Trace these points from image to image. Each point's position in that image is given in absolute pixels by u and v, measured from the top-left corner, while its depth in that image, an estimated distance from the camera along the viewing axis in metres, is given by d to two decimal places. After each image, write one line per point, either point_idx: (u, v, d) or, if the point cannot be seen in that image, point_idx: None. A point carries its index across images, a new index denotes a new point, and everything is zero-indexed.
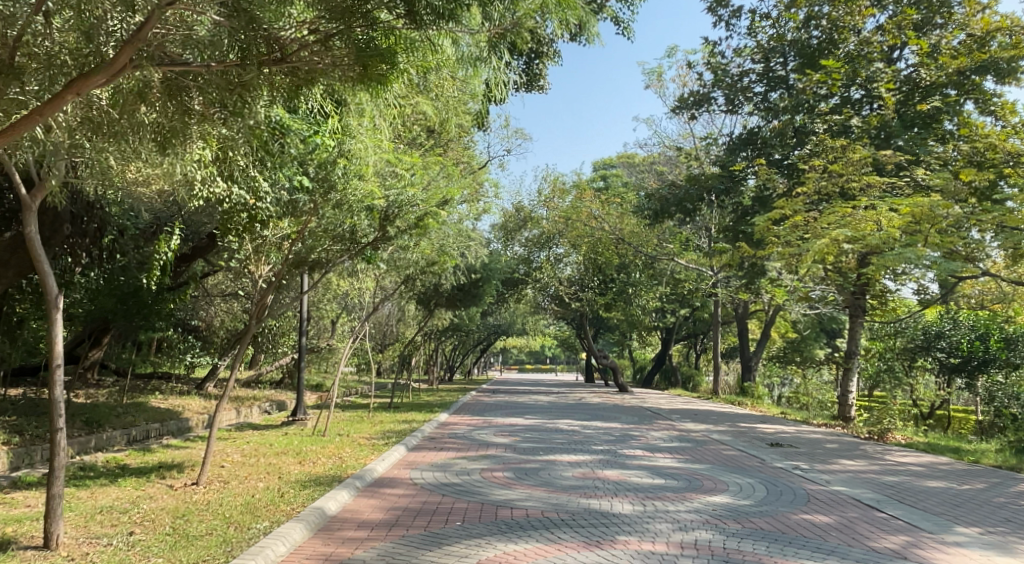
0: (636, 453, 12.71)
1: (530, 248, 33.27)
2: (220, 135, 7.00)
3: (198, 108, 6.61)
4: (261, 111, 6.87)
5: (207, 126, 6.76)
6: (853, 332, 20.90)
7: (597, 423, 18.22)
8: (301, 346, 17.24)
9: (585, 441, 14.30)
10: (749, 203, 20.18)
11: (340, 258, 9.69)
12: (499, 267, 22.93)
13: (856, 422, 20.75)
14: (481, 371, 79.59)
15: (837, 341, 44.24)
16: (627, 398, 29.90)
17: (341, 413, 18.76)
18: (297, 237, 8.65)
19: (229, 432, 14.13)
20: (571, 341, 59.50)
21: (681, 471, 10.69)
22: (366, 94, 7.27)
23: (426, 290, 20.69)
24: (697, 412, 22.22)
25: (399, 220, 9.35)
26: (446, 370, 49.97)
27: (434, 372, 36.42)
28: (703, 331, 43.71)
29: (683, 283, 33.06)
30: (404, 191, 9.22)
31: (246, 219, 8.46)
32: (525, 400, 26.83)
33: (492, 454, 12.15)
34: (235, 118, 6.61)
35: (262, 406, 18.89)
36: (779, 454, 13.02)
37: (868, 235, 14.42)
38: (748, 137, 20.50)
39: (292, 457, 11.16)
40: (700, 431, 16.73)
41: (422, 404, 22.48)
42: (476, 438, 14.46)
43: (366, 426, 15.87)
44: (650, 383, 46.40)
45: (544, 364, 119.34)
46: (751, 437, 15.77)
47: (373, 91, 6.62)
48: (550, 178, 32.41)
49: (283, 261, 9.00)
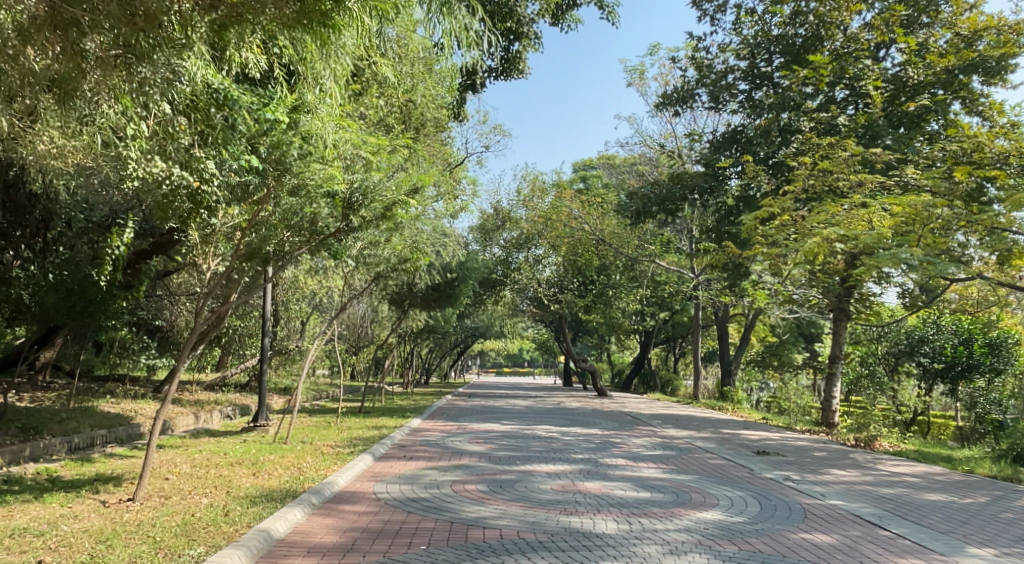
0: (617, 462, 11.96)
1: (508, 248, 32.52)
2: (132, 88, 6.00)
3: (94, 50, 5.54)
4: (180, 61, 6.06)
5: (111, 73, 5.78)
6: (837, 336, 20.35)
7: (576, 429, 17.51)
8: (265, 348, 16.35)
9: (563, 449, 13.54)
10: (733, 202, 19.46)
11: (299, 252, 8.77)
12: (476, 267, 22.12)
13: (839, 428, 20.20)
14: (458, 374, 78.74)
15: (816, 345, 43.84)
16: (605, 402, 29.27)
17: (307, 418, 17.91)
18: (249, 225, 7.79)
19: (182, 440, 13.30)
20: (550, 344, 58.83)
21: (667, 482, 9.96)
22: (316, 54, 6.41)
23: (399, 290, 19.86)
24: (678, 417, 21.61)
25: (364, 209, 8.45)
26: (422, 373, 49.17)
27: (409, 375, 35.60)
28: (682, 334, 43.19)
29: (663, 286, 32.46)
30: (370, 176, 8.38)
31: (191, 204, 7.54)
32: (501, 405, 26.09)
33: (464, 463, 11.38)
34: (141, 61, 5.77)
35: (222, 411, 18.02)
36: (767, 464, 12.35)
37: (860, 237, 13.60)
38: (733, 135, 19.49)
39: (247, 468, 10.36)
40: (683, 438, 16.07)
41: (394, 409, 21.63)
42: (449, 446, 13.64)
43: (332, 433, 15.02)
44: (628, 387, 45.81)
45: (522, 367, 118.65)
46: (736, 444, 15.10)
47: (320, 37, 5.77)
48: (528, 177, 31.74)
49: (234, 254, 8.21)
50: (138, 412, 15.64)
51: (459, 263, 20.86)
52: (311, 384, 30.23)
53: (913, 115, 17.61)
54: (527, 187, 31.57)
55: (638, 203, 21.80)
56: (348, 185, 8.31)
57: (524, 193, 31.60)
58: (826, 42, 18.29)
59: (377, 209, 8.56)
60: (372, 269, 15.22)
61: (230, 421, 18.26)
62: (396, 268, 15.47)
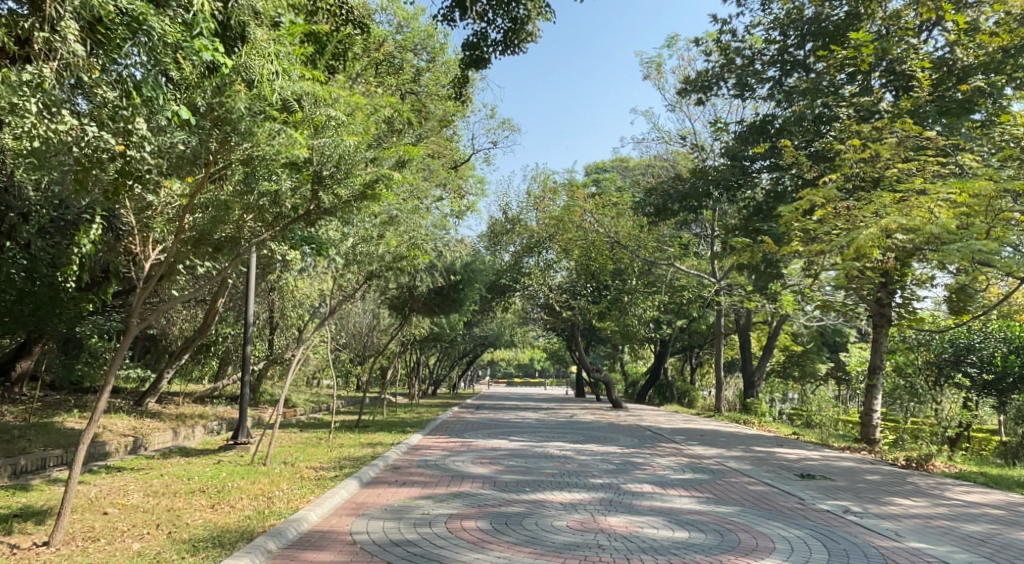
0: (642, 489, 10.31)
1: (518, 253, 30.93)
2: None
3: None
4: None
5: None
6: (876, 344, 18.70)
7: (593, 446, 15.88)
8: (250, 355, 14.21)
9: (579, 472, 11.88)
10: (763, 198, 17.78)
11: (256, 235, 7.37)
12: (483, 270, 20.48)
13: (881, 444, 18.42)
14: (467, 384, 77.48)
15: (840, 355, 42.01)
16: (622, 415, 27.59)
17: (297, 434, 16.36)
18: (190, 203, 6.27)
19: (148, 462, 11.79)
20: (562, 354, 57.23)
21: (705, 517, 8.31)
22: None
23: (399, 293, 18.33)
24: (701, 433, 19.95)
25: (339, 185, 6.91)
26: (430, 384, 47.66)
27: (416, 386, 34.12)
28: (700, 343, 41.46)
29: (680, 292, 30.80)
30: (342, 141, 6.77)
31: (115, 175, 6.08)
32: (511, 418, 24.49)
33: (465, 491, 9.78)
34: None
35: (205, 427, 16.53)
36: (817, 491, 10.63)
37: (922, 227, 11.70)
38: (762, 125, 17.69)
39: (209, 499, 8.81)
40: (712, 458, 14.37)
41: (394, 423, 20.04)
42: (449, 467, 11.99)
43: (320, 451, 13.43)
44: (643, 399, 44.10)
45: (533, 377, 116.97)
46: (774, 465, 13.40)
47: None
48: (539, 177, 30.28)
49: (175, 241, 6.69)
50: (107, 429, 14.14)
51: (465, 265, 19.25)
52: (310, 395, 28.72)
53: (964, 101, 15.46)
54: (538, 188, 30.02)
55: (657, 200, 20.24)
56: (318, 155, 6.83)
57: (535, 195, 30.01)
58: (866, 21, 16.52)
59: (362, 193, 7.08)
60: (364, 268, 13.59)
61: (215, 437, 16.76)
62: (389, 267, 13.79)
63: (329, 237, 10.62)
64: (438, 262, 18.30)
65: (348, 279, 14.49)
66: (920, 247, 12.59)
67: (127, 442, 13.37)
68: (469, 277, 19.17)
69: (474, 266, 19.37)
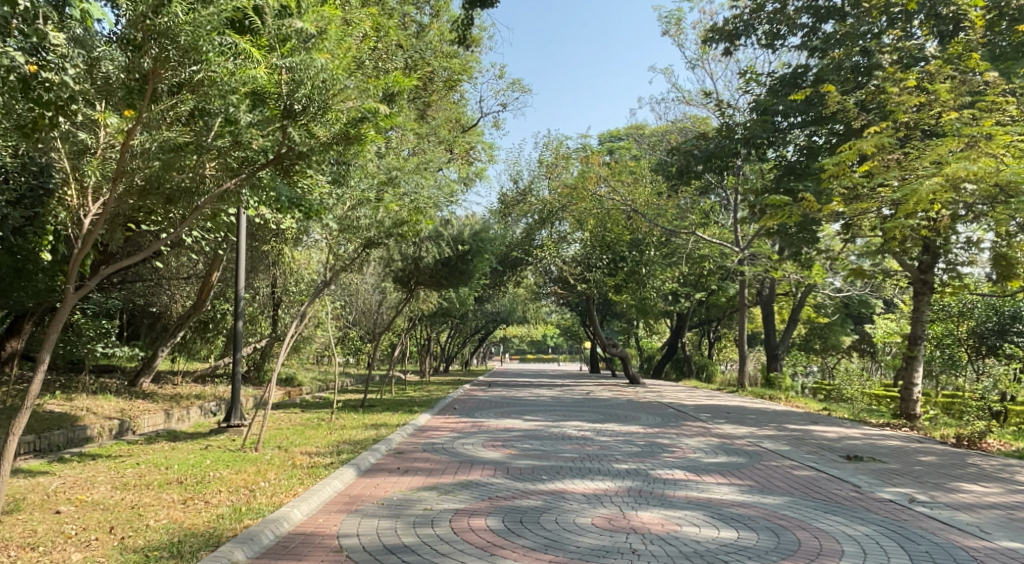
0: (674, 475, 9.15)
1: (531, 225, 29.60)
2: None
3: None
4: None
5: None
6: (917, 314, 17.74)
7: (614, 426, 14.77)
8: (239, 332, 12.79)
9: (601, 456, 10.73)
10: (797, 157, 16.77)
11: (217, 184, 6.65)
12: (493, 241, 19.28)
13: (922, 420, 17.40)
14: (480, 361, 76.86)
15: (864, 327, 40.71)
16: (641, 391, 26.50)
17: (298, 414, 15.35)
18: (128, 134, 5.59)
19: (129, 448, 10.78)
20: (576, 329, 56.05)
21: (751, 511, 7.16)
22: None
23: (404, 263, 17.21)
24: (727, 409, 18.77)
25: (310, 120, 6.58)
26: (441, 361, 46.59)
27: (427, 363, 33.13)
28: (718, 316, 40.26)
29: (700, 263, 29.47)
30: (312, 58, 6.36)
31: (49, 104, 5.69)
32: (525, 396, 23.43)
33: (476, 480, 8.66)
34: None
35: (202, 407, 15.56)
36: (871, 476, 9.44)
37: (992, 175, 10.43)
38: (795, 78, 16.56)
39: (184, 493, 7.73)
40: (744, 438, 13.20)
41: (403, 402, 19.04)
42: (458, 452, 10.87)
43: (317, 434, 12.35)
44: (660, 373, 43.05)
45: (546, 353, 116.12)
46: (814, 446, 12.21)
47: None
48: (551, 144, 28.98)
49: (113, 187, 5.80)
50: (91, 411, 13.07)
51: (473, 234, 18.03)
52: (316, 374, 27.71)
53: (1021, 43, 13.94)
54: (550, 156, 28.70)
55: (680, 159, 19.07)
56: (287, 84, 6.46)
57: (547, 163, 28.68)
58: None
59: (352, 132, 6.78)
60: (359, 235, 12.33)
61: (212, 418, 15.77)
62: (390, 234, 12.55)
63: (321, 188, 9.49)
64: (445, 231, 17.10)
65: (345, 248, 13.29)
66: (982, 198, 11.35)
67: (112, 425, 12.36)
68: (478, 246, 17.93)
69: (483, 235, 18.14)
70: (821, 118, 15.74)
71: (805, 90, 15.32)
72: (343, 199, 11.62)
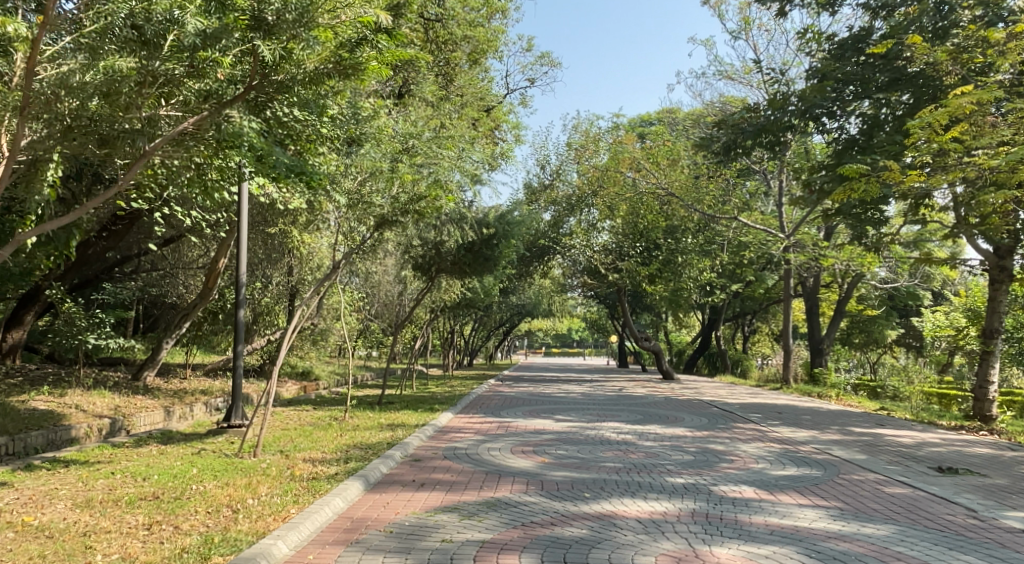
0: (743, 495, 7.66)
1: (559, 212, 28.12)
2: None
3: None
4: None
5: None
6: (994, 305, 16.70)
7: (657, 428, 13.28)
8: (241, 322, 11.28)
9: (650, 467, 9.24)
10: (860, 132, 15.57)
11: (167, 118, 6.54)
12: (521, 226, 17.90)
13: (998, 422, 16.16)
14: (505, 354, 75.68)
15: (910, 321, 38.73)
16: (677, 387, 24.98)
17: (310, 412, 14.08)
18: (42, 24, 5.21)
19: (113, 452, 9.46)
20: (602, 322, 54.46)
21: (857, 548, 5.70)
22: None
23: (426, 250, 15.94)
24: (777, 409, 17.18)
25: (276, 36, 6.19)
26: (466, 355, 45.26)
27: (451, 356, 31.80)
28: (754, 309, 38.53)
29: (741, 253, 27.83)
30: None
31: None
32: (555, 392, 22.03)
33: (507, 499, 7.22)
34: None
35: (208, 404, 14.32)
36: (981, 498, 7.95)
37: None
38: (861, 40, 15.83)
39: (153, 515, 6.33)
40: (809, 446, 11.65)
41: (425, 398, 17.74)
42: (484, 460, 9.42)
43: (326, 437, 10.96)
44: (692, 368, 41.42)
45: (571, 347, 114.48)
46: (894, 457, 10.70)
47: None
48: (581, 126, 27.53)
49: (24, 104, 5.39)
50: (80, 409, 11.77)
51: (499, 218, 16.61)
52: (335, 368, 26.48)
53: None
54: (579, 139, 27.25)
55: (728, 134, 17.77)
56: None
57: (576, 147, 27.24)
58: None
59: (346, 69, 6.61)
60: (370, 213, 11.09)
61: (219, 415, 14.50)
62: (407, 212, 11.32)
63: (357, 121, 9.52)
64: (470, 213, 15.78)
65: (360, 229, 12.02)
66: None
67: (101, 424, 11.08)
68: (506, 230, 16.49)
69: (510, 219, 16.71)
70: (897, 82, 14.89)
71: (886, 41, 14.10)
72: (353, 171, 10.62)
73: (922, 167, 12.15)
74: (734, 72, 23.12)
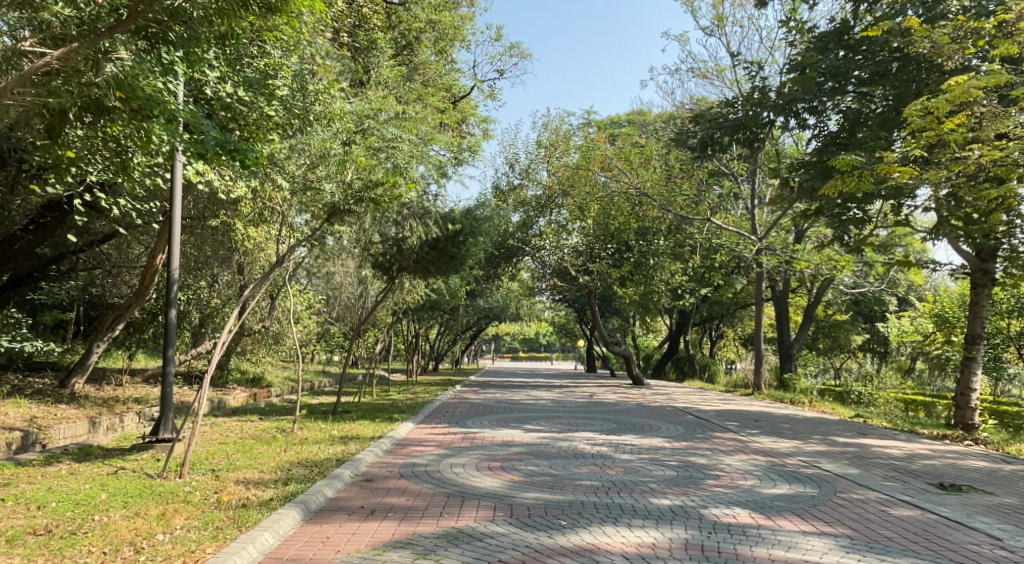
0: (739, 520, 6.74)
1: (527, 213, 27.16)
2: None
3: None
4: None
5: None
6: (975, 309, 16.09)
7: (632, 439, 12.32)
8: (172, 323, 10.10)
9: (631, 486, 8.25)
10: (841, 127, 14.88)
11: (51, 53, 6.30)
12: (489, 224, 16.86)
13: (980, 431, 15.55)
14: (472, 359, 74.57)
15: (877, 327, 38.47)
16: (647, 394, 24.16)
17: (256, 423, 12.86)
18: None
19: (14, 472, 8.19)
20: (569, 326, 53.63)
21: None
22: None
23: (386, 247, 14.84)
24: (754, 417, 16.37)
25: None
26: (430, 360, 44.07)
27: (414, 361, 30.61)
28: (723, 314, 38.00)
29: (711, 256, 27.13)
30: None
31: None
32: (523, 399, 21.03)
33: (472, 529, 6.18)
34: None
35: (143, 413, 13.05)
36: (1000, 522, 7.14)
37: None
38: (844, 32, 15.23)
39: (33, 558, 5.16)
40: (796, 458, 10.78)
41: (384, 407, 16.61)
42: (446, 480, 8.36)
43: (268, 452, 9.79)
44: (660, 373, 40.77)
45: (537, 352, 113.77)
46: (890, 472, 9.87)
47: None
48: (549, 123, 26.66)
49: None
50: None
51: (465, 213, 15.54)
52: (290, 374, 25.15)
53: None
54: (549, 137, 26.53)
55: (705, 128, 17.05)
56: None
57: (545, 147, 26.37)
58: None
59: None
60: (318, 200, 10.14)
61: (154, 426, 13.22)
62: (362, 200, 10.28)
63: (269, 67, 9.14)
64: (433, 208, 14.71)
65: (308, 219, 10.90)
66: None
67: (9, 437, 9.77)
68: (472, 227, 15.44)
69: (476, 215, 15.65)
70: (880, 77, 14.29)
71: (881, 23, 13.40)
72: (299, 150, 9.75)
73: (912, 160, 11.47)
74: (707, 70, 22.44)
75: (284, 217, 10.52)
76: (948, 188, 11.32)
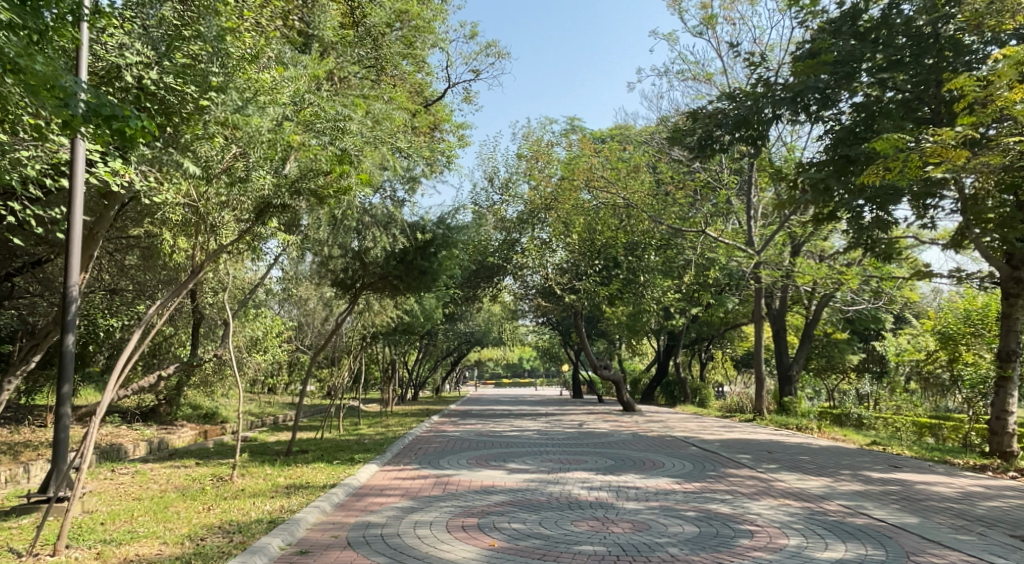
0: None
1: (509, 229, 25.38)
2: None
3: None
4: None
5: None
6: (1008, 322, 14.40)
7: (635, 480, 10.45)
8: (68, 353, 8.14)
9: (647, 553, 6.38)
10: (854, 118, 13.28)
11: None
12: (467, 234, 14.99)
13: (1020, 459, 13.80)
14: (452, 385, 72.49)
15: (873, 346, 36.83)
16: (639, 422, 22.33)
17: (190, 471, 10.90)
18: None
19: None
20: (554, 350, 51.83)
21: None
22: None
23: (348, 260, 13.00)
24: (766, 448, 14.53)
25: None
26: (409, 388, 42.00)
27: (390, 390, 28.65)
28: (714, 334, 36.35)
29: (703, 273, 25.48)
30: None
31: None
32: (506, 430, 19.10)
33: None
34: None
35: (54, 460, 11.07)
36: None
37: None
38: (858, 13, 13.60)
39: None
40: (835, 503, 8.92)
41: (347, 444, 14.66)
42: (405, 550, 6.47)
43: (187, 513, 7.85)
44: (649, 398, 38.94)
45: (520, 377, 111.65)
46: (956, 519, 8.08)
47: None
48: (530, 134, 24.99)
49: None
50: None
51: (437, 221, 13.72)
52: (252, 407, 23.07)
53: None
54: (529, 149, 24.66)
55: (702, 126, 15.39)
56: None
57: (527, 159, 24.61)
58: None
59: None
60: (246, 193, 8.76)
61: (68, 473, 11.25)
62: (299, 192, 9.13)
63: (189, 49, 8.11)
64: (399, 215, 12.84)
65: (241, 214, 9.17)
66: None
67: None
68: (445, 237, 13.62)
69: (451, 224, 13.83)
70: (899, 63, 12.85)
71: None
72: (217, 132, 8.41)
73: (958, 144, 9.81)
74: (698, 72, 20.93)
75: (210, 217, 8.70)
76: (995, 177, 9.74)
